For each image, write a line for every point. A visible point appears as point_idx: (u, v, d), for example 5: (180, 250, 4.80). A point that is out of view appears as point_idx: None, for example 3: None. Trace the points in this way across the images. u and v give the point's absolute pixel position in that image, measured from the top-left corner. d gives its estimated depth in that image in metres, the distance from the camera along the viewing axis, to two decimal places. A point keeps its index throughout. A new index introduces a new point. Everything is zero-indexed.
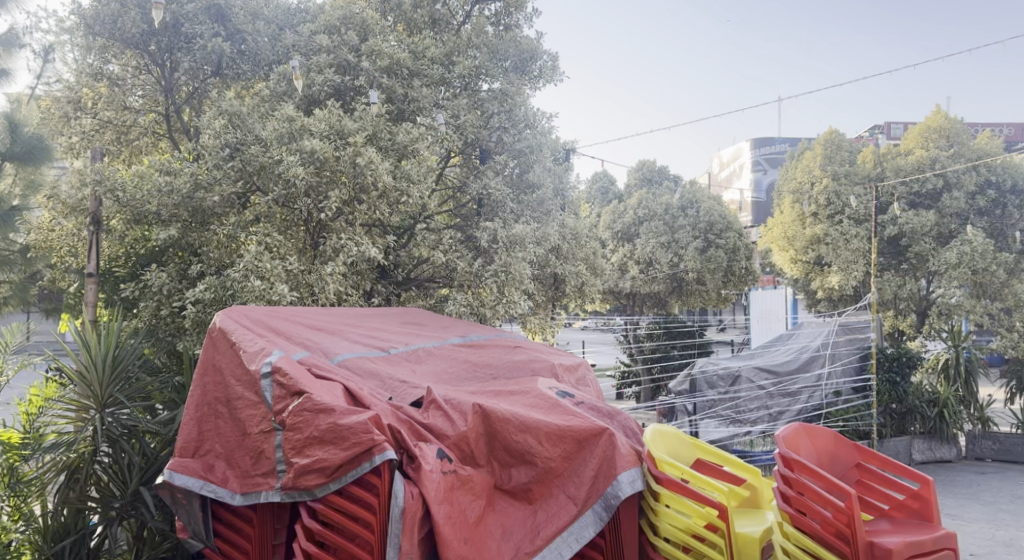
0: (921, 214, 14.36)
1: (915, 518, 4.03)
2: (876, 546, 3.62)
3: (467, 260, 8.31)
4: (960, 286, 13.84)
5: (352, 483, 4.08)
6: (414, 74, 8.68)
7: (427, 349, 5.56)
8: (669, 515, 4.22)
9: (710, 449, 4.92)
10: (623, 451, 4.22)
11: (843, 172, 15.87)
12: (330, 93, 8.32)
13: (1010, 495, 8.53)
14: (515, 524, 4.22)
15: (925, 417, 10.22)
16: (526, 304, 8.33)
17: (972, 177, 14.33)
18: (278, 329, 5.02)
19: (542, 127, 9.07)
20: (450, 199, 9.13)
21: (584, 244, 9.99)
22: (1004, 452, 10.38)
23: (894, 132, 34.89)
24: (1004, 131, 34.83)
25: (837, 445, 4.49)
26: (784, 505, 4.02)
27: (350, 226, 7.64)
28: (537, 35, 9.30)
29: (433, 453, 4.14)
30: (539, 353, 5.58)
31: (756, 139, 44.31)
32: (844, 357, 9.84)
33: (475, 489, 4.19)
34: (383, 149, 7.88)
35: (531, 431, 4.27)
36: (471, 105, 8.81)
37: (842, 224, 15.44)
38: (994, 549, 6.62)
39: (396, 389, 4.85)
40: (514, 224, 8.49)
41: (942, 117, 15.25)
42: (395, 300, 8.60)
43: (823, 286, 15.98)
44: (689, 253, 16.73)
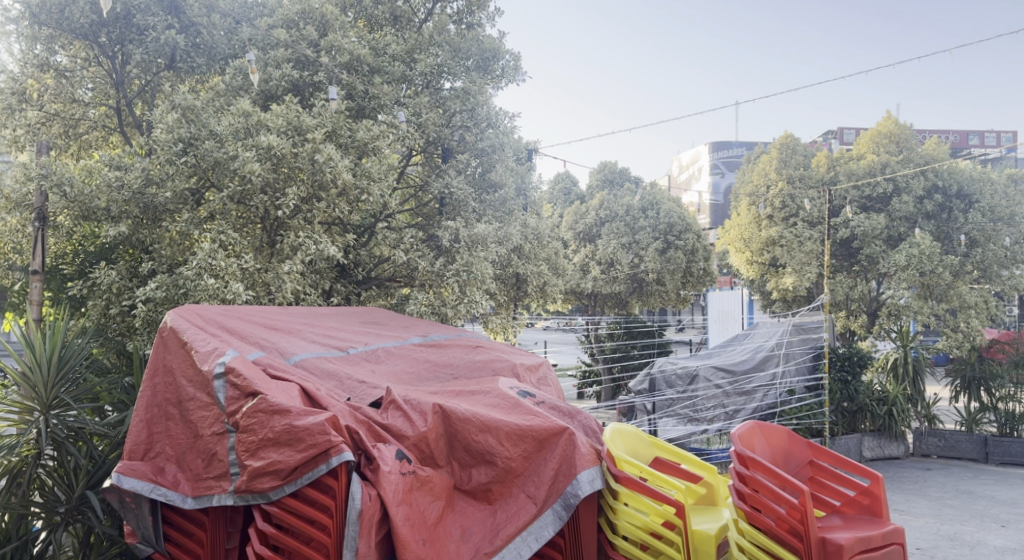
0: (871, 218, 14.77)
1: (865, 514, 4.13)
2: (827, 542, 3.70)
3: (428, 260, 8.28)
4: (909, 287, 14.26)
5: (307, 485, 4.01)
6: (375, 71, 8.61)
7: (387, 348, 5.50)
8: (627, 513, 4.28)
9: (668, 447, 4.97)
10: (583, 451, 4.23)
11: (798, 175, 16.20)
12: (288, 88, 8.15)
13: (955, 491, 8.83)
14: (475, 524, 4.20)
15: (875, 415, 10.49)
16: (487, 304, 8.29)
17: (920, 182, 14.77)
18: (232, 329, 4.90)
19: (504, 126, 9.07)
20: (412, 198, 9.05)
21: (546, 245, 9.98)
22: (949, 449, 10.68)
23: (846, 138, 35.91)
24: (950, 138, 36.14)
25: (791, 442, 4.58)
26: (739, 502, 4.09)
27: (308, 223, 7.50)
28: (499, 35, 9.31)
29: (391, 454, 4.09)
30: (500, 353, 5.56)
31: (715, 143, 45.08)
32: (797, 356, 10.05)
33: (435, 490, 4.17)
34: (343, 146, 7.77)
35: (491, 431, 4.26)
36: (433, 104, 8.75)
37: (797, 226, 15.78)
38: (939, 543, 6.84)
39: (355, 390, 4.78)
40: (476, 224, 8.47)
41: (892, 122, 15.73)
42: (354, 299, 8.49)
43: (777, 287, 16.36)
44: (649, 254, 16.93)
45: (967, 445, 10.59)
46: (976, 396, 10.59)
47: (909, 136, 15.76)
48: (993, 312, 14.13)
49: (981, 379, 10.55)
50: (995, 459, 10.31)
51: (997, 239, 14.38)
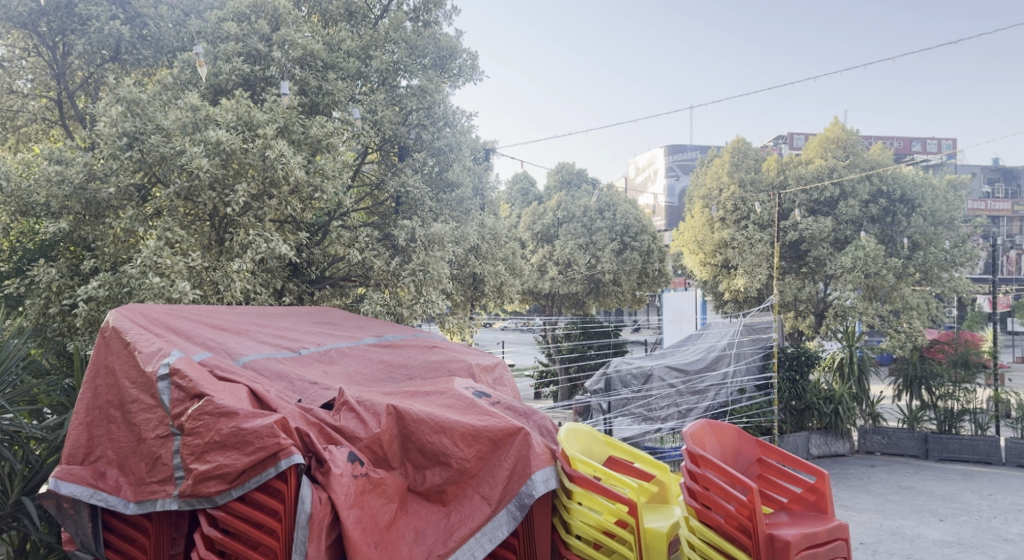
0: (819, 221, 15.15)
1: (812, 510, 4.24)
2: (774, 539, 3.78)
3: (384, 259, 8.18)
4: (855, 289, 14.70)
5: (255, 488, 3.91)
6: (329, 67, 8.48)
7: (341, 348, 5.41)
8: (581, 512, 4.29)
9: (622, 447, 5.02)
10: (538, 450, 4.22)
11: (749, 179, 16.56)
12: (239, 82, 7.97)
13: (897, 486, 9.12)
14: (428, 527, 4.16)
15: (822, 413, 10.76)
16: (444, 304, 8.22)
17: (866, 187, 15.19)
18: (177, 329, 4.75)
19: (462, 126, 9.02)
20: (367, 196, 8.92)
21: (504, 245, 9.97)
22: (892, 446, 11.05)
23: (795, 143, 36.81)
24: (894, 144, 37.47)
25: (740, 440, 4.66)
26: (689, 500, 4.14)
27: (258, 221, 7.35)
28: (457, 34, 9.28)
29: (343, 456, 4.03)
30: (456, 354, 5.53)
31: (670, 146, 45.73)
32: (748, 356, 10.24)
33: (388, 492, 4.11)
34: (295, 143, 7.63)
35: (446, 432, 4.22)
36: (389, 101, 8.66)
37: (748, 229, 16.09)
38: (882, 537, 7.05)
39: (306, 391, 4.69)
40: (432, 224, 8.41)
41: (839, 128, 16.07)
42: (307, 298, 8.34)
43: (729, 288, 16.68)
44: (606, 254, 17.08)
45: (909, 442, 10.96)
46: (917, 394, 10.92)
47: (856, 141, 16.14)
48: (934, 313, 14.65)
49: (922, 378, 10.84)
50: (935, 456, 10.70)
51: (938, 242, 14.93)
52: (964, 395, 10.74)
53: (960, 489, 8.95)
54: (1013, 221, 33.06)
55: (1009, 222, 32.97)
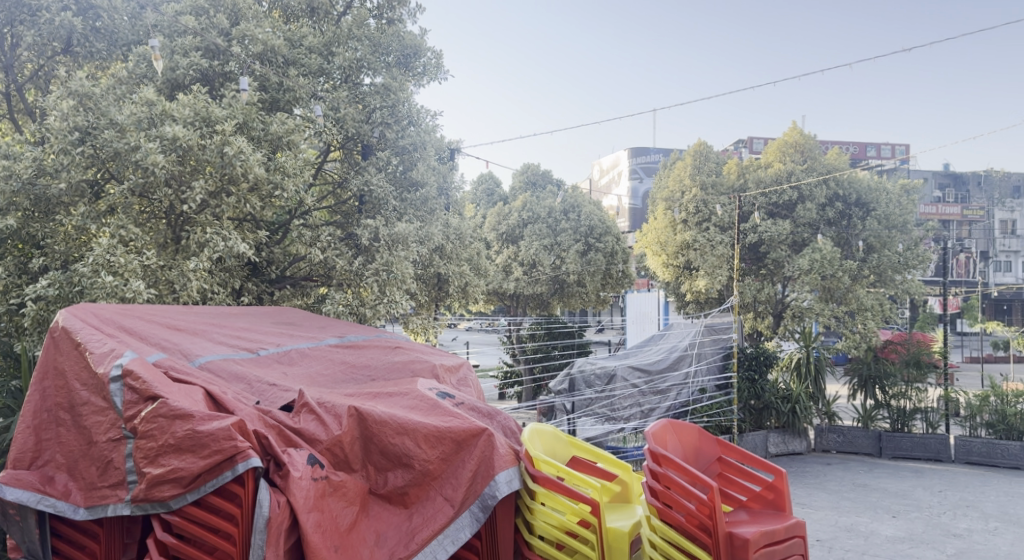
0: (778, 223, 15.42)
1: (770, 508, 4.31)
2: (734, 537, 3.82)
3: (347, 259, 8.09)
4: (811, 291, 15.03)
5: (211, 493, 3.84)
6: (291, 63, 8.35)
7: (301, 349, 5.33)
8: (544, 512, 4.30)
9: (586, 447, 5.03)
10: (502, 452, 4.21)
11: (710, 182, 16.81)
12: (196, 78, 7.79)
13: (851, 484, 9.34)
14: (390, 529, 4.12)
15: (779, 412, 10.96)
16: (407, 304, 8.15)
17: (823, 191, 15.50)
18: (131, 329, 4.62)
19: (426, 124, 8.97)
20: (330, 194, 8.82)
21: (468, 245, 9.93)
22: (847, 444, 11.29)
23: (755, 147, 37.45)
24: (850, 149, 38.44)
25: (701, 439, 4.71)
26: (651, 499, 4.17)
27: (216, 219, 7.20)
28: (421, 32, 9.22)
29: (303, 459, 3.96)
30: (420, 354, 5.48)
31: (634, 148, 46.20)
32: (709, 356, 10.39)
33: (348, 495, 4.06)
34: (255, 140, 7.51)
35: (408, 433, 4.18)
36: (352, 99, 8.56)
37: (709, 231, 16.33)
38: (837, 534, 7.20)
39: (265, 393, 4.59)
40: (396, 224, 8.35)
41: (797, 133, 16.34)
42: (267, 298, 8.20)
43: (691, 289, 16.89)
44: (570, 256, 17.24)
45: (864, 441, 11.21)
46: (871, 393, 11.20)
47: (813, 146, 16.34)
48: (887, 314, 15.04)
49: (876, 377, 11.13)
50: (889, 453, 10.95)
51: (892, 245, 15.36)
52: (916, 394, 11.06)
53: (911, 486, 9.20)
54: (962, 224, 34.17)
55: (959, 225, 34.09)
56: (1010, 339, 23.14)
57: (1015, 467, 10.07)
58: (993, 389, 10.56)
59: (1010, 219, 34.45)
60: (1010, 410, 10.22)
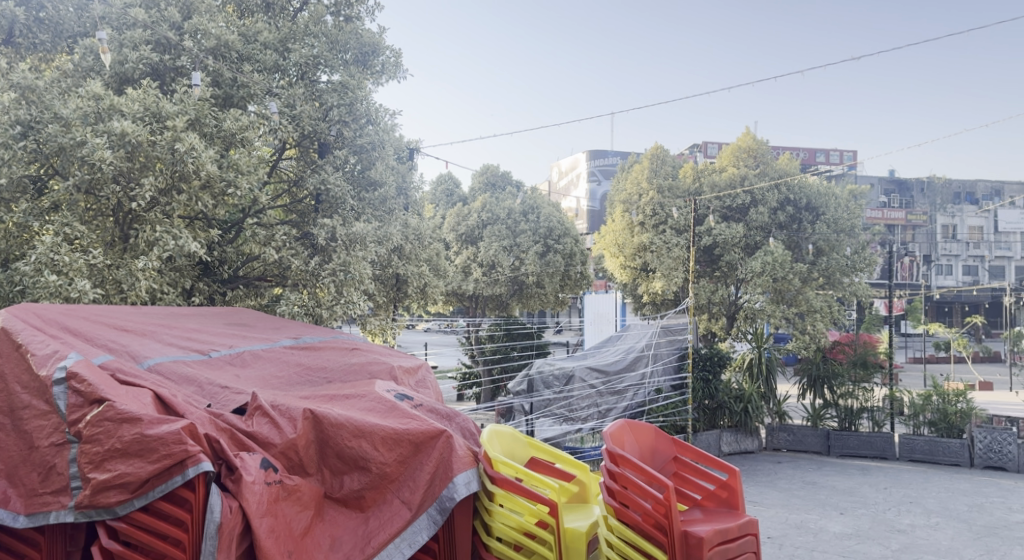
0: (731, 227, 15.72)
1: (724, 506, 4.39)
2: (689, 535, 3.88)
3: (303, 258, 7.97)
4: (763, 293, 15.35)
5: (160, 498, 3.74)
6: (245, 59, 8.19)
7: (254, 351, 5.22)
8: (502, 514, 4.31)
9: (544, 447, 5.06)
10: (460, 453, 4.21)
11: (667, 185, 17.06)
12: (146, 72, 7.58)
13: (801, 482, 9.57)
14: (346, 534, 4.08)
15: (732, 412, 11.19)
16: (365, 305, 8.06)
17: (775, 195, 15.89)
18: (75, 330, 4.48)
19: (385, 123, 8.91)
20: (285, 193, 8.70)
21: (427, 246, 9.87)
22: (797, 443, 11.57)
23: (710, 151, 38.14)
24: (800, 155, 39.55)
25: (657, 440, 4.79)
26: (609, 499, 4.22)
27: (166, 217, 7.00)
28: (379, 30, 9.16)
29: (256, 463, 3.88)
30: (377, 356, 5.43)
31: (592, 151, 46.62)
32: (664, 357, 10.55)
33: (303, 499, 4.00)
34: (207, 136, 7.34)
35: (366, 436, 4.13)
36: (308, 96, 8.45)
37: (665, 233, 16.56)
38: (787, 531, 7.38)
39: (216, 396, 4.48)
40: (354, 223, 8.26)
41: (750, 138, 16.70)
42: (218, 299, 8.03)
43: (647, 291, 17.11)
44: (530, 257, 17.38)
45: (813, 439, 11.49)
46: (820, 393, 11.52)
47: (765, 151, 16.73)
48: (835, 315, 15.50)
49: (824, 377, 11.46)
50: (836, 452, 11.25)
51: (840, 248, 15.84)
52: (863, 393, 11.39)
53: (858, 483, 9.48)
54: (906, 229, 35.52)
55: (903, 230, 35.36)
56: (950, 340, 24.09)
57: (956, 464, 10.43)
58: (935, 389, 10.94)
59: (952, 224, 35.77)
60: (951, 409, 10.60)
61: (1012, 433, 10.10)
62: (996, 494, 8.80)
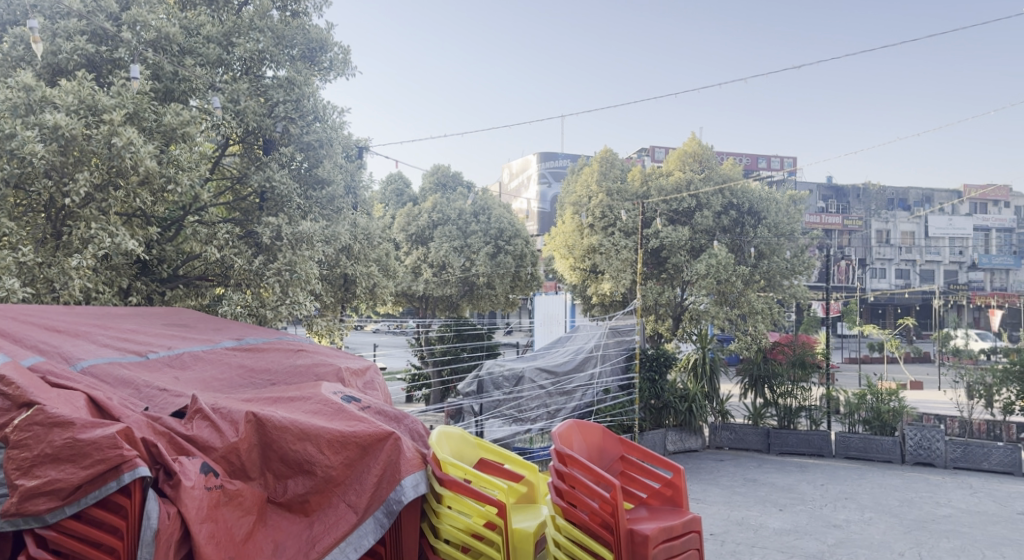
0: (677, 230, 16.02)
1: (669, 505, 4.49)
2: (635, 534, 3.95)
3: (246, 258, 7.79)
4: (708, 295, 15.64)
5: (93, 505, 3.62)
6: (186, 53, 7.96)
7: (194, 352, 5.08)
8: (450, 516, 4.31)
9: (492, 448, 5.07)
10: (408, 455, 4.18)
11: (616, 188, 17.26)
12: (81, 63, 7.28)
13: (743, 479, 9.83)
14: (289, 538, 4.01)
15: (677, 411, 11.41)
16: (311, 305, 7.93)
17: (719, 199, 16.31)
18: (3, 331, 4.28)
19: (333, 121, 8.80)
20: (228, 190, 8.51)
21: (376, 245, 9.75)
22: (738, 441, 11.86)
23: (658, 155, 38.81)
24: (744, 160, 40.60)
25: (605, 439, 4.86)
26: (556, 499, 4.26)
27: (102, 214, 6.76)
28: (327, 26, 9.02)
29: (195, 468, 3.79)
30: (323, 357, 5.33)
31: (542, 153, 46.89)
32: (613, 357, 10.71)
33: (245, 504, 3.92)
34: (146, 131, 7.11)
35: (310, 439, 4.06)
36: (253, 91, 8.28)
37: (614, 235, 16.76)
38: (729, 528, 7.56)
39: (154, 399, 4.33)
40: (300, 221, 8.12)
41: (696, 143, 16.98)
42: (157, 299, 7.78)
43: (596, 292, 17.29)
44: (480, 258, 17.36)
45: (754, 437, 11.80)
46: (761, 393, 11.86)
47: (710, 156, 17.07)
48: (776, 316, 15.97)
49: (765, 377, 11.81)
50: (776, 449, 11.57)
51: (780, 252, 16.34)
52: (801, 393, 11.76)
53: (796, 480, 9.78)
54: (843, 234, 37.06)
55: (840, 234, 36.72)
56: (884, 341, 25.08)
57: (889, 460, 10.84)
58: (868, 388, 11.37)
59: (886, 229, 37.23)
60: (884, 407, 11.02)
61: (940, 430, 10.56)
62: (925, 489, 9.19)
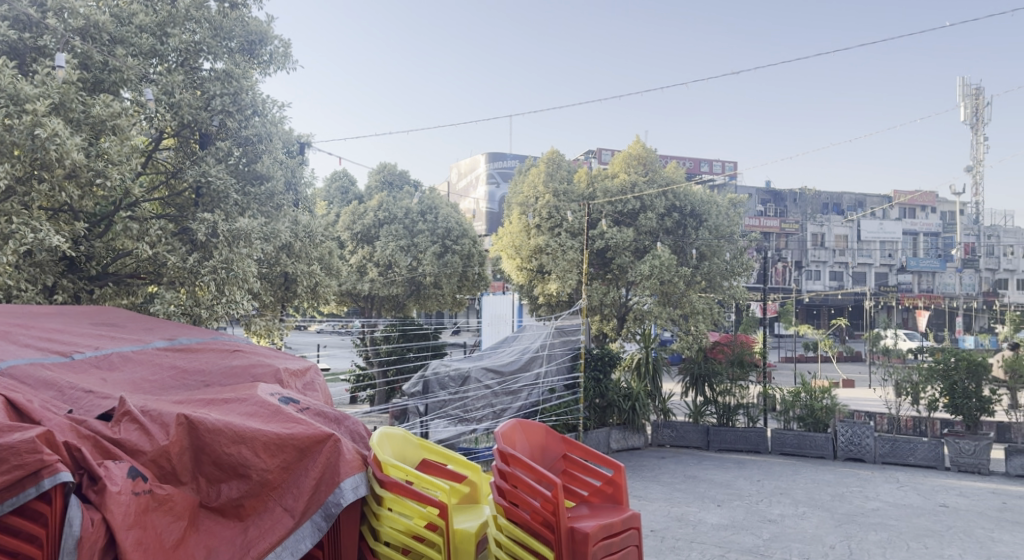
0: (622, 231, 16.23)
1: (609, 502, 4.53)
2: (576, 531, 3.98)
3: (180, 255, 7.54)
4: (651, 295, 15.82)
5: (9, 513, 3.43)
6: (118, 42, 7.67)
7: (123, 352, 4.88)
8: (390, 518, 4.25)
9: (435, 448, 5.03)
10: (348, 457, 4.11)
11: (562, 189, 17.38)
12: (2, 50, 6.92)
13: (683, 476, 10.02)
14: (222, 544, 3.90)
15: (621, 410, 11.58)
16: (249, 304, 7.75)
17: (662, 202, 16.60)
18: None
19: (273, 116, 8.62)
20: (162, 185, 8.25)
21: (319, 243, 9.56)
22: (680, 438, 12.07)
23: (604, 157, 39.22)
24: (687, 164, 41.46)
25: (547, 438, 4.88)
26: (499, 499, 4.25)
27: (25, 208, 6.47)
28: (267, 18, 8.83)
29: (122, 472, 3.65)
30: (261, 358, 5.20)
31: (491, 154, 46.85)
32: (558, 357, 10.80)
33: (175, 509, 3.80)
34: (73, 122, 6.81)
35: (245, 442, 3.96)
36: (188, 84, 8.03)
37: (560, 236, 16.88)
38: (669, 523, 7.70)
39: (79, 401, 4.14)
40: (238, 218, 7.89)
41: (640, 146, 17.23)
42: (85, 297, 7.46)
43: (543, 293, 17.35)
44: (427, 257, 17.23)
45: (694, 435, 12.03)
46: (701, 391, 12.13)
47: (654, 159, 17.33)
48: (716, 317, 16.36)
49: (705, 376, 12.08)
50: (715, 446, 11.84)
51: (720, 253, 16.77)
52: (739, 391, 12.07)
53: (734, 476, 10.02)
54: (780, 237, 38.21)
55: (778, 237, 37.87)
56: (818, 341, 25.91)
57: (822, 456, 11.21)
58: (803, 386, 11.73)
59: (820, 233, 38.56)
60: (817, 404, 11.39)
61: (869, 427, 10.95)
62: (855, 484, 9.53)
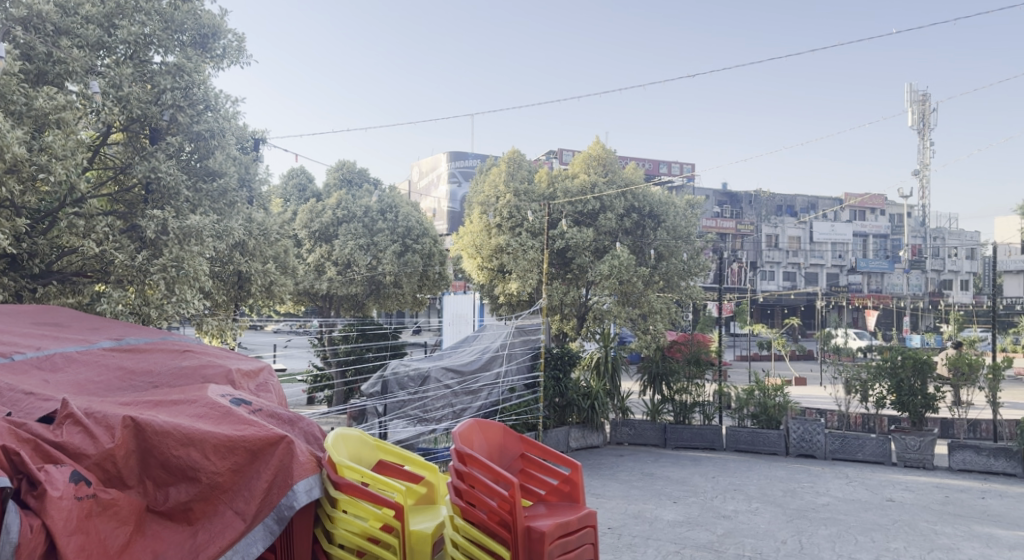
0: (582, 231, 16.31)
1: (566, 500, 4.55)
2: (531, 530, 3.99)
3: (128, 253, 7.34)
4: (610, 295, 15.95)
5: None
6: (63, 33, 7.47)
7: (67, 353, 4.73)
8: (345, 520, 4.19)
9: (392, 450, 4.98)
10: (301, 459, 4.04)
11: (523, 189, 17.40)
12: None
13: (640, 473, 10.13)
14: (170, 548, 3.80)
15: (580, 409, 11.65)
16: (199, 303, 7.55)
17: (622, 202, 16.77)
18: None
19: (226, 111, 8.44)
20: (110, 181, 8.03)
21: (274, 242, 9.39)
22: (637, 437, 12.20)
23: (565, 158, 39.41)
24: (646, 165, 41.94)
25: (505, 438, 4.88)
26: (455, 499, 4.23)
27: None
28: (220, 12, 8.64)
29: (64, 477, 3.53)
30: (212, 358, 5.08)
31: (452, 153, 46.71)
32: (518, 357, 10.82)
33: (120, 514, 3.69)
34: (14, 115, 6.59)
35: (194, 444, 3.87)
36: (138, 77, 7.79)
37: (521, 236, 16.91)
38: (625, 521, 7.77)
39: (18, 403, 3.99)
40: (188, 216, 7.68)
41: (600, 147, 17.36)
42: (27, 296, 7.22)
43: (503, 292, 17.36)
44: (387, 256, 17.06)
45: (651, 433, 12.17)
46: (659, 390, 12.28)
47: (613, 160, 17.44)
48: (674, 316, 16.58)
49: (663, 375, 12.22)
50: (672, 444, 11.99)
51: (677, 254, 17.02)
52: (695, 389, 12.26)
53: (690, 473, 10.17)
54: (736, 238, 38.88)
55: (734, 238, 38.57)
56: (773, 340, 26.42)
57: (774, 453, 11.44)
58: (757, 384, 11.95)
59: (775, 234, 39.39)
60: (770, 402, 11.63)
61: (820, 424, 11.20)
62: (806, 479, 9.75)
